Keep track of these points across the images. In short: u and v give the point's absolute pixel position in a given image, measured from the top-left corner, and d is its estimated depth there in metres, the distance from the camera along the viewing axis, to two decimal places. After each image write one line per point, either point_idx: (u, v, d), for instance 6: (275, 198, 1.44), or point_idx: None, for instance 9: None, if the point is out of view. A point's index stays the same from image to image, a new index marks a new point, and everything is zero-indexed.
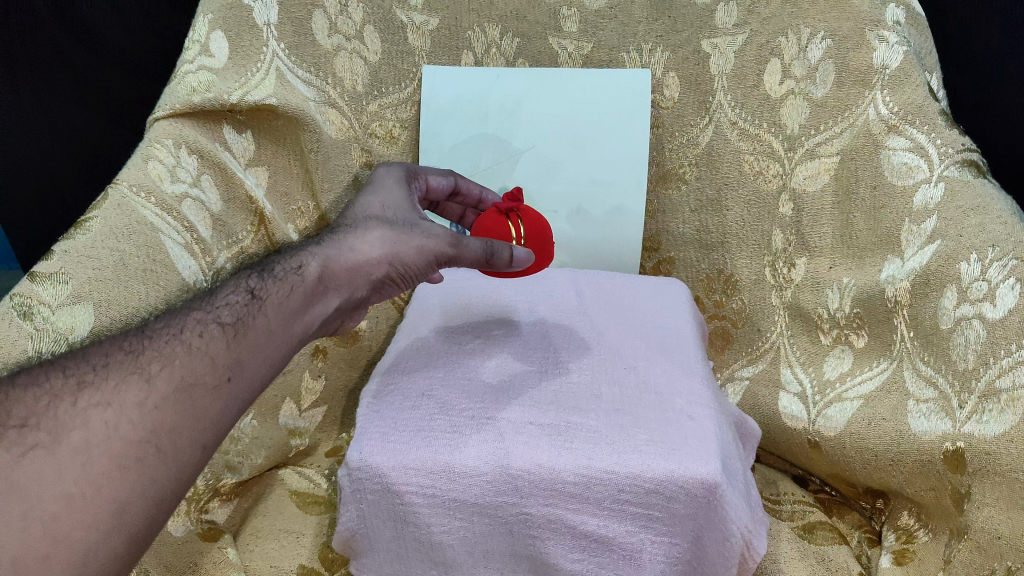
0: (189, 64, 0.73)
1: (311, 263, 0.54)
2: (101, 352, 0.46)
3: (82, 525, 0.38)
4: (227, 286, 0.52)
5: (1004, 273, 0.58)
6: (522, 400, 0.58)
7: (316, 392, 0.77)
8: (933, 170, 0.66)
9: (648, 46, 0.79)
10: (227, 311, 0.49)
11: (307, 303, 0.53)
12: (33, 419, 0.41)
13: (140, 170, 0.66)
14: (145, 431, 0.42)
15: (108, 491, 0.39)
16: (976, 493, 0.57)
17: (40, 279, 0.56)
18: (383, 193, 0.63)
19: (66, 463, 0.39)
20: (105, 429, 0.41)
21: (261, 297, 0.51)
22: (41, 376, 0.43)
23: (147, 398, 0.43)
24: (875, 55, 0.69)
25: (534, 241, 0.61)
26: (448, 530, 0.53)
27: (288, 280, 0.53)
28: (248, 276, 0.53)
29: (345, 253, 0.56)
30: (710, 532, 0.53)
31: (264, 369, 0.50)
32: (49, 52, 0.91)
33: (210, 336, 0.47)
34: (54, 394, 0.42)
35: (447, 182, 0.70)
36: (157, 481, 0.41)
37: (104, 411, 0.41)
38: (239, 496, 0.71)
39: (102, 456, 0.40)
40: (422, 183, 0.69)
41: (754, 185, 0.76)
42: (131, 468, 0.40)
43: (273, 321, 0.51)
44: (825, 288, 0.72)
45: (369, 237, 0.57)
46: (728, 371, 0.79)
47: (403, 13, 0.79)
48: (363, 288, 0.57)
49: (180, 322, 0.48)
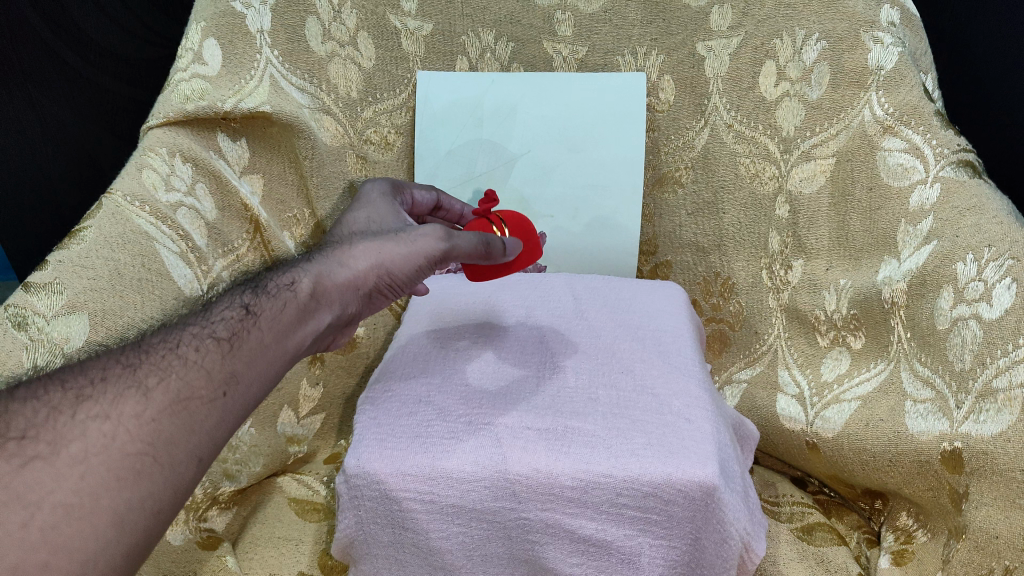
0: (182, 72, 0.73)
1: (303, 278, 0.54)
2: (97, 365, 0.45)
3: (81, 535, 0.38)
4: (222, 302, 0.52)
5: (1000, 273, 0.58)
6: (520, 406, 0.57)
7: (314, 400, 0.77)
8: (929, 171, 0.66)
9: (642, 50, 0.79)
10: (221, 326, 0.49)
11: (301, 317, 0.53)
12: (33, 431, 0.40)
13: (134, 179, 0.66)
14: (142, 443, 0.41)
15: (107, 502, 0.39)
16: (974, 493, 0.56)
17: (35, 289, 0.56)
18: (369, 207, 0.63)
19: (65, 473, 0.39)
20: (103, 441, 0.41)
21: (255, 312, 0.51)
22: (40, 388, 0.43)
23: (145, 411, 0.43)
24: (870, 56, 0.69)
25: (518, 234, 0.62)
26: (446, 535, 0.53)
27: (280, 295, 0.52)
28: (241, 291, 0.53)
29: (337, 267, 0.55)
30: (708, 534, 0.52)
31: (259, 385, 0.49)
32: (40, 56, 0.90)
33: (206, 350, 0.47)
34: (54, 407, 0.42)
35: (430, 197, 0.70)
36: (155, 493, 0.41)
37: (102, 423, 0.41)
38: (238, 504, 0.71)
39: (101, 467, 0.40)
40: (408, 198, 0.69)
41: (750, 188, 0.76)
42: (129, 480, 0.40)
43: (267, 335, 0.50)
44: (821, 290, 0.72)
45: (358, 250, 0.57)
46: (725, 374, 0.79)
47: (397, 19, 0.79)
48: (355, 302, 0.56)
49: (175, 336, 0.48)
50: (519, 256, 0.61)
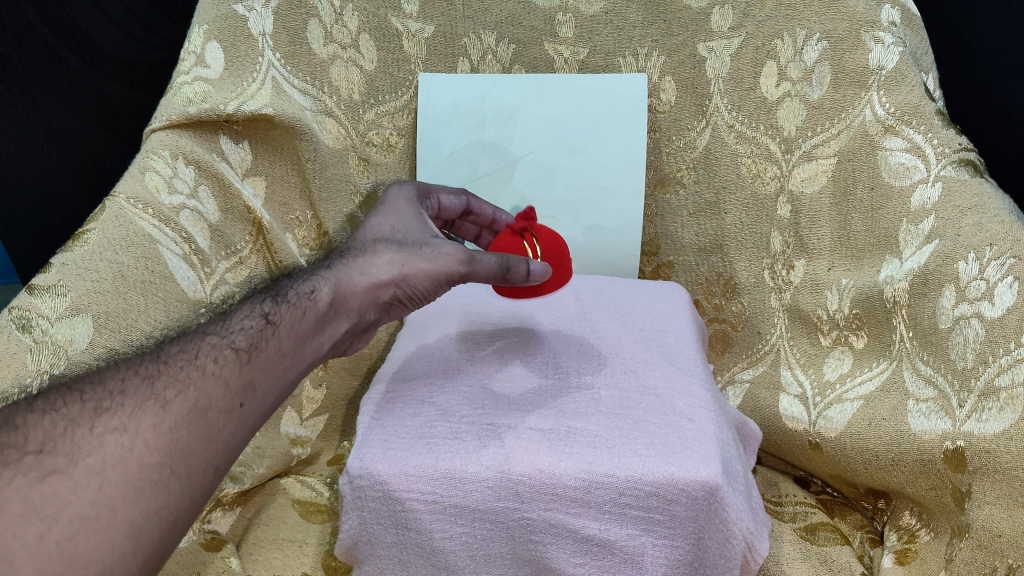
0: (184, 75, 0.73)
1: (322, 288, 0.54)
2: (117, 375, 0.45)
3: (98, 546, 0.38)
4: (241, 311, 0.52)
5: (1002, 272, 0.58)
6: (523, 406, 0.58)
7: (317, 401, 0.78)
8: (930, 170, 0.66)
9: (644, 51, 0.79)
10: (240, 336, 0.49)
11: (318, 327, 0.53)
12: (50, 445, 0.41)
13: (137, 181, 0.66)
14: (160, 455, 0.42)
15: (124, 514, 0.39)
16: (976, 491, 0.56)
17: (39, 292, 0.57)
18: (395, 215, 0.62)
19: (83, 485, 0.39)
20: (121, 452, 0.41)
21: (275, 321, 0.51)
22: (59, 400, 0.43)
23: (163, 422, 0.43)
24: (871, 56, 0.69)
25: (551, 256, 0.59)
26: (450, 535, 0.53)
27: (300, 304, 0.53)
28: (261, 300, 0.53)
29: (356, 276, 0.56)
30: (711, 534, 0.53)
31: (275, 393, 0.50)
32: (44, 59, 0.90)
33: (225, 360, 0.47)
34: (72, 419, 0.42)
35: (460, 201, 0.69)
36: (171, 503, 0.41)
37: (120, 435, 0.41)
38: (242, 505, 0.71)
39: (118, 478, 0.40)
40: (434, 202, 0.68)
41: (752, 187, 0.76)
42: (146, 490, 0.40)
43: (285, 344, 0.51)
44: (824, 290, 0.72)
45: (380, 259, 0.57)
46: (728, 374, 0.79)
47: (399, 21, 0.79)
48: (372, 310, 0.57)
49: (194, 346, 0.48)
50: (548, 278, 0.57)
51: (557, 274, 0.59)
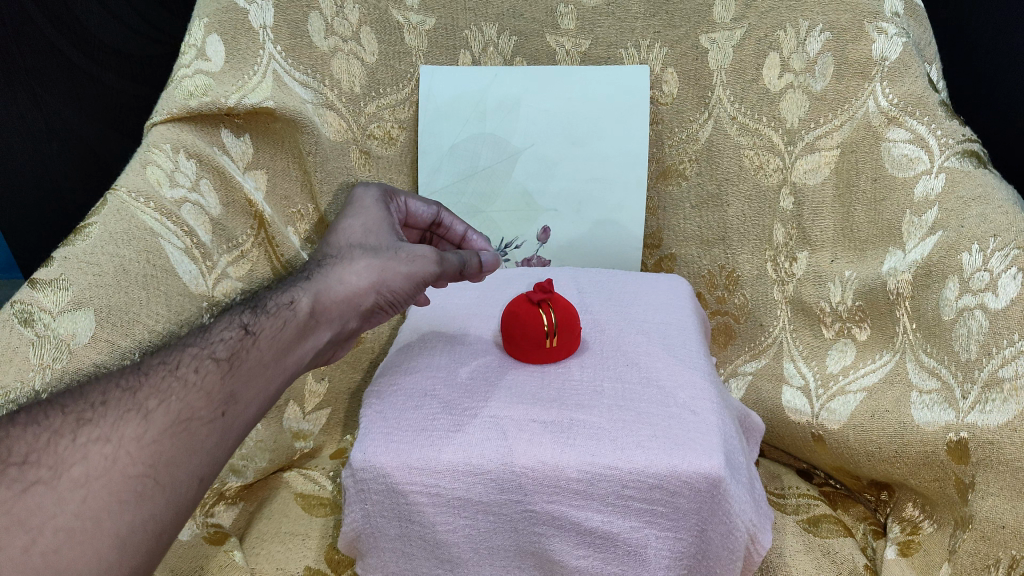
0: (185, 68, 0.72)
1: (302, 297, 0.54)
2: (99, 389, 0.45)
3: (83, 557, 0.38)
4: (221, 321, 0.51)
5: (1006, 263, 0.58)
6: (524, 398, 0.57)
7: (319, 394, 0.78)
8: (933, 162, 0.66)
9: (646, 42, 0.79)
10: (221, 346, 0.49)
11: (300, 336, 0.53)
12: (34, 456, 0.40)
13: (138, 176, 0.65)
14: (144, 466, 0.42)
15: (110, 525, 0.39)
16: (980, 483, 0.56)
17: (41, 286, 0.56)
18: (364, 216, 0.62)
19: (67, 497, 0.39)
20: (105, 463, 0.41)
21: (255, 332, 0.51)
22: (41, 414, 0.43)
23: (146, 433, 0.43)
24: (875, 46, 0.69)
25: (565, 332, 0.60)
26: (454, 528, 0.53)
27: (280, 314, 0.52)
28: (241, 310, 0.53)
29: (335, 285, 0.56)
30: (714, 526, 0.52)
31: (258, 402, 0.49)
32: (45, 53, 0.90)
33: (206, 371, 0.47)
34: (55, 431, 0.42)
35: (428, 210, 0.70)
36: (156, 515, 0.41)
37: (104, 446, 0.41)
38: (245, 499, 0.71)
39: (102, 491, 0.40)
40: (402, 206, 0.69)
41: (755, 180, 0.76)
42: (131, 502, 0.40)
43: (266, 354, 0.50)
44: (826, 282, 0.72)
45: (356, 266, 0.57)
46: (731, 367, 0.78)
47: (400, 13, 0.79)
48: (354, 318, 0.57)
49: (175, 358, 0.47)
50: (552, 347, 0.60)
51: (566, 342, 0.61)
